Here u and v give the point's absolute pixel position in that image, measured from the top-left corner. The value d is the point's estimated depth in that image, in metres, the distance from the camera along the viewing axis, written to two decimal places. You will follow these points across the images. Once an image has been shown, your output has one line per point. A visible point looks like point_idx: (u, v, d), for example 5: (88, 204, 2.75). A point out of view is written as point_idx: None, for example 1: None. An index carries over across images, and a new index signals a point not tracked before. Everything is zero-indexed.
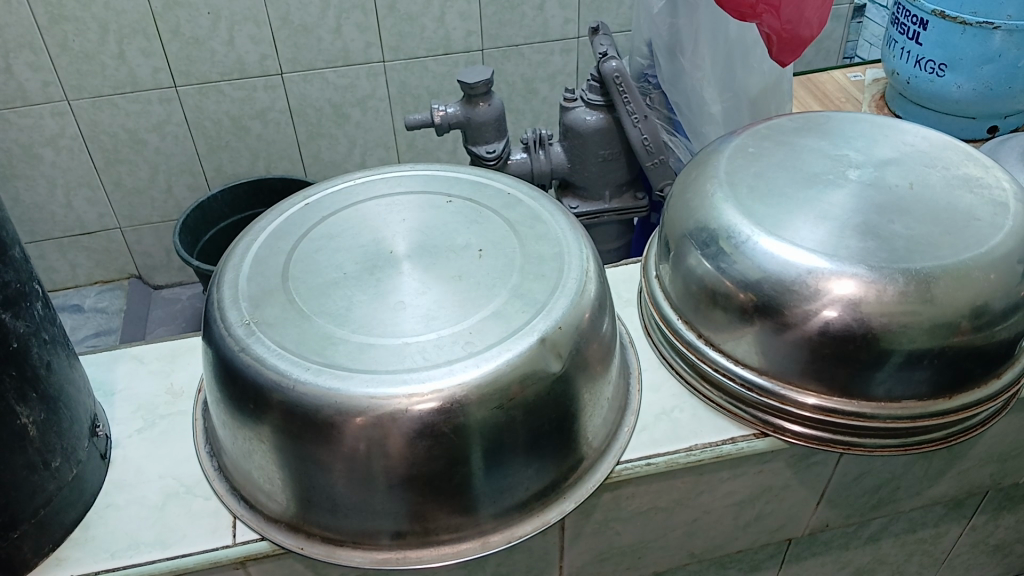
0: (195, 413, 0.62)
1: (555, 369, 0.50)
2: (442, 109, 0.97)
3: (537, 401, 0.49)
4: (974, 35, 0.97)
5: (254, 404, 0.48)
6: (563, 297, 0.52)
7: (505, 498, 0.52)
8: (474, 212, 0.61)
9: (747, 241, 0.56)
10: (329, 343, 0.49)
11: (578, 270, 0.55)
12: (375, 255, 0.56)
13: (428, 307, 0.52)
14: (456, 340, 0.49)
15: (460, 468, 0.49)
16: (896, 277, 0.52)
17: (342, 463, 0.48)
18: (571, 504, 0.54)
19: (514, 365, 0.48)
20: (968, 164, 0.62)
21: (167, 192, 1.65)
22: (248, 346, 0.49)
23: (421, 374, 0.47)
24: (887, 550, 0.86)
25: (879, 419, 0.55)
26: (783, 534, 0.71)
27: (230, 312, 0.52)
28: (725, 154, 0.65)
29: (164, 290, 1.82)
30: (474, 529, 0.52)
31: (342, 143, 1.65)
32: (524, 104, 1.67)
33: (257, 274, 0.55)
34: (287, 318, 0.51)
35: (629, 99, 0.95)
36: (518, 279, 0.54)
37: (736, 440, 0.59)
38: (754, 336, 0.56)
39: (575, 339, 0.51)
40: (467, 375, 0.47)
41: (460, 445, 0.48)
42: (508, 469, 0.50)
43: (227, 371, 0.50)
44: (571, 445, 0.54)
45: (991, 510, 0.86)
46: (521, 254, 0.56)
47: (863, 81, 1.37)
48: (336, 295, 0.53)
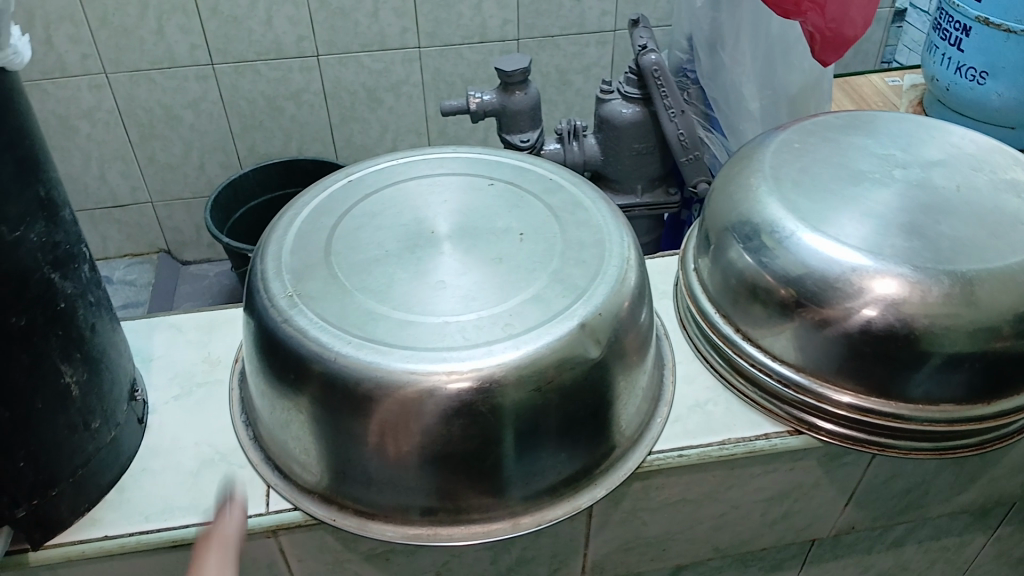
0: (232, 383, 0.62)
1: (594, 355, 0.50)
2: (479, 96, 0.98)
3: (574, 386, 0.49)
4: (1018, 43, 0.96)
5: (294, 380, 0.49)
6: (603, 284, 0.52)
7: (536, 480, 0.52)
8: (515, 196, 0.61)
9: (790, 237, 0.56)
10: (370, 319, 0.49)
11: (619, 258, 0.55)
12: (416, 234, 0.56)
13: (468, 287, 0.52)
14: (496, 320, 0.50)
15: (493, 448, 0.49)
16: (942, 278, 0.52)
17: (377, 440, 0.48)
18: (602, 490, 0.54)
19: (552, 349, 0.48)
20: (1017, 167, 0.61)
21: (199, 168, 1.67)
22: (289, 317, 0.50)
23: (459, 354, 0.47)
24: (910, 556, 0.85)
25: (916, 421, 0.55)
26: (808, 534, 0.71)
27: (273, 284, 0.52)
28: (770, 149, 0.64)
29: (191, 265, 1.83)
30: (504, 509, 0.52)
31: (375, 128, 1.66)
32: (558, 95, 1.67)
33: (300, 247, 0.56)
34: (329, 292, 0.51)
35: (666, 93, 0.95)
36: (557, 262, 0.54)
37: (770, 436, 0.59)
38: (792, 332, 0.56)
39: (614, 326, 0.51)
40: (505, 355, 0.47)
41: (495, 425, 0.48)
42: (541, 451, 0.51)
43: (267, 344, 0.51)
44: (604, 431, 0.54)
45: (1018, 521, 0.85)
46: (561, 240, 0.56)
47: (901, 87, 1.37)
48: (377, 272, 0.53)
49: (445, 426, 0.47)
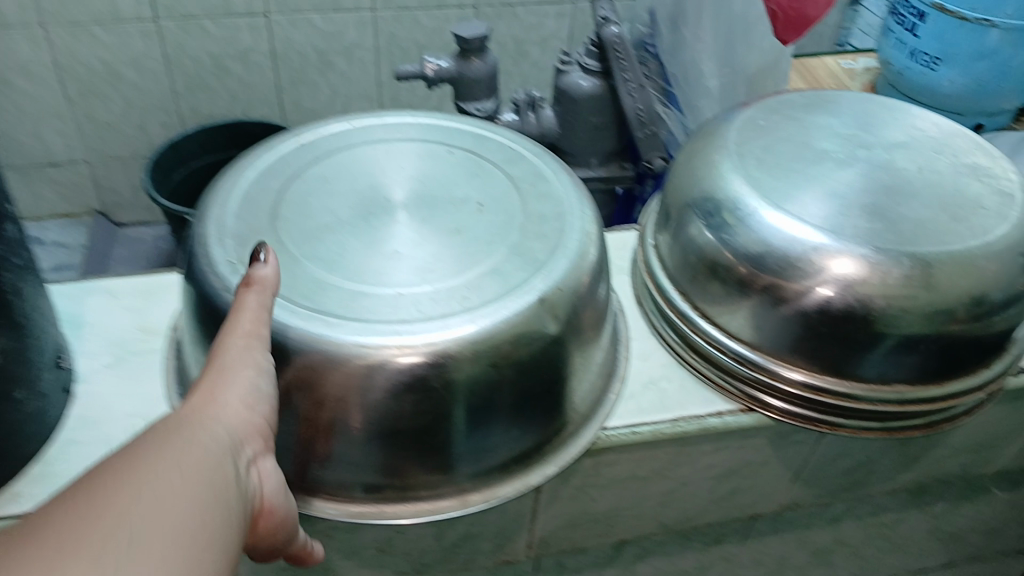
0: (167, 353, 0.60)
1: (552, 331, 0.49)
2: (435, 62, 0.94)
3: (530, 361, 0.48)
4: (971, 30, 0.97)
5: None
6: (563, 258, 0.51)
7: (486, 457, 0.50)
8: (474, 165, 0.59)
9: (751, 214, 0.55)
10: (319, 289, 0.47)
11: (580, 232, 0.53)
12: (370, 201, 0.54)
13: (424, 259, 0.50)
14: (452, 294, 0.48)
15: (443, 424, 0.47)
16: (902, 261, 0.51)
17: (320, 416, 0.46)
18: (553, 468, 0.53)
19: (509, 324, 0.47)
20: (977, 152, 0.61)
21: (140, 128, 1.60)
22: (232, 285, 0.47)
23: (412, 328, 0.46)
24: (849, 532, 0.87)
25: (870, 401, 0.55)
26: (753, 510, 0.71)
27: (216, 248, 0.50)
28: (734, 126, 0.63)
29: (128, 228, 1.77)
30: (453, 486, 0.50)
31: (324, 91, 1.61)
32: (513, 65, 1.64)
33: (245, 211, 0.53)
34: (275, 260, 0.49)
35: (626, 67, 0.94)
36: (517, 234, 0.53)
37: (723, 414, 0.58)
38: (750, 310, 0.56)
39: (573, 302, 0.50)
40: (460, 330, 0.46)
41: (446, 401, 0.46)
42: (492, 429, 0.49)
43: (207, 313, 0.48)
44: (558, 408, 0.52)
45: (953, 500, 0.87)
46: (521, 212, 0.55)
47: (855, 69, 1.39)
48: (328, 240, 0.51)
49: (393, 402, 0.45)
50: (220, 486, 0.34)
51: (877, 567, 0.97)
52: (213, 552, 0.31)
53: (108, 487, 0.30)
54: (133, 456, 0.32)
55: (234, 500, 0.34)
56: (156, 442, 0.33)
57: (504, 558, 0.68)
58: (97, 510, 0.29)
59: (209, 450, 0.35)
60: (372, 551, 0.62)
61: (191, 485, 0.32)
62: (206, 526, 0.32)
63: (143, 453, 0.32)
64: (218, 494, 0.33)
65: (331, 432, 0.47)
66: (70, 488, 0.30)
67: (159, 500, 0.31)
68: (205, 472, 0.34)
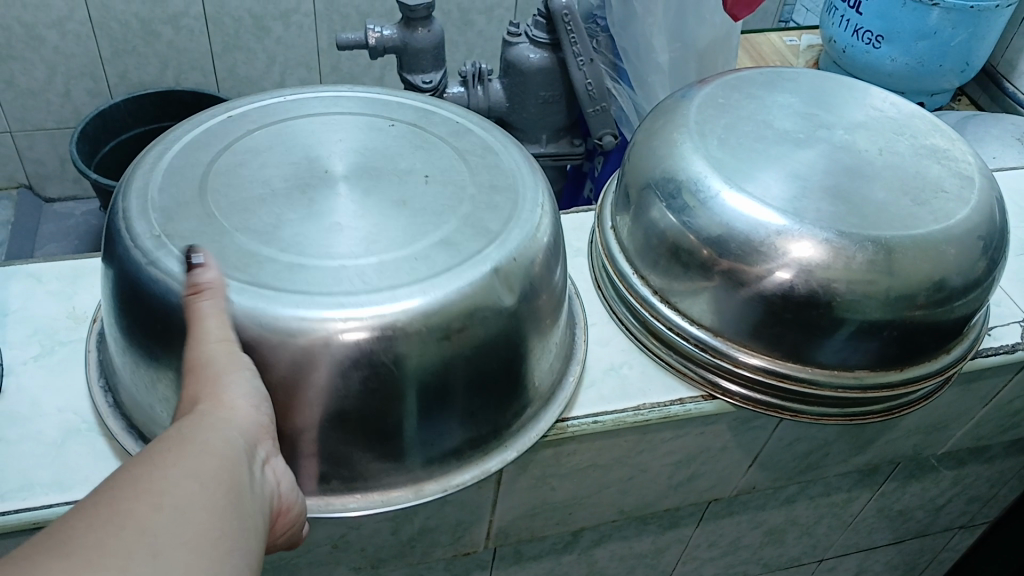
0: (90, 339, 0.55)
1: (507, 303, 0.47)
2: (378, 30, 0.91)
3: (486, 335, 0.46)
4: (913, 10, 1.08)
5: (166, 326, 0.43)
6: (517, 229, 0.49)
7: (440, 443, 0.48)
8: (419, 137, 0.56)
9: (713, 197, 0.53)
10: (253, 261, 0.44)
11: (533, 205, 0.51)
12: (309, 172, 0.50)
13: (368, 229, 0.47)
14: (400, 263, 0.45)
15: (394, 406, 0.45)
16: (865, 245, 0.50)
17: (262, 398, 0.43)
18: (513, 453, 0.51)
19: (463, 295, 0.44)
20: (936, 134, 0.61)
21: (66, 95, 1.52)
22: (155, 260, 0.44)
23: (357, 300, 0.43)
24: (800, 512, 0.88)
25: (831, 387, 0.55)
26: (710, 495, 0.71)
27: (138, 223, 0.46)
28: (694, 104, 0.61)
29: (56, 202, 1.68)
30: (406, 475, 0.48)
31: (261, 59, 1.55)
32: (458, 35, 1.60)
33: (171, 184, 0.49)
34: (203, 231, 0.45)
35: (576, 39, 0.91)
36: (469, 204, 0.50)
37: (684, 401, 0.57)
38: (711, 294, 0.54)
39: (528, 273, 0.48)
40: (410, 303, 0.43)
41: (396, 381, 0.44)
42: (446, 415, 0.47)
43: (132, 291, 0.45)
44: (517, 390, 0.50)
45: (902, 478, 0.88)
46: (471, 183, 0.52)
47: (798, 46, 1.41)
48: (262, 212, 0.47)
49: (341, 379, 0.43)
50: (236, 498, 0.34)
51: (826, 544, 0.99)
52: (225, 569, 0.31)
53: (129, 507, 0.30)
54: (150, 475, 0.32)
55: (251, 509, 0.35)
56: (170, 455, 0.33)
57: (462, 549, 0.67)
58: (121, 531, 0.29)
59: (223, 458, 0.35)
60: (327, 548, 0.60)
61: (207, 502, 0.32)
62: (219, 544, 0.32)
63: (161, 472, 0.32)
64: (235, 506, 0.34)
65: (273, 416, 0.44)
66: (89, 506, 0.30)
67: (177, 521, 0.31)
68: (217, 488, 0.33)
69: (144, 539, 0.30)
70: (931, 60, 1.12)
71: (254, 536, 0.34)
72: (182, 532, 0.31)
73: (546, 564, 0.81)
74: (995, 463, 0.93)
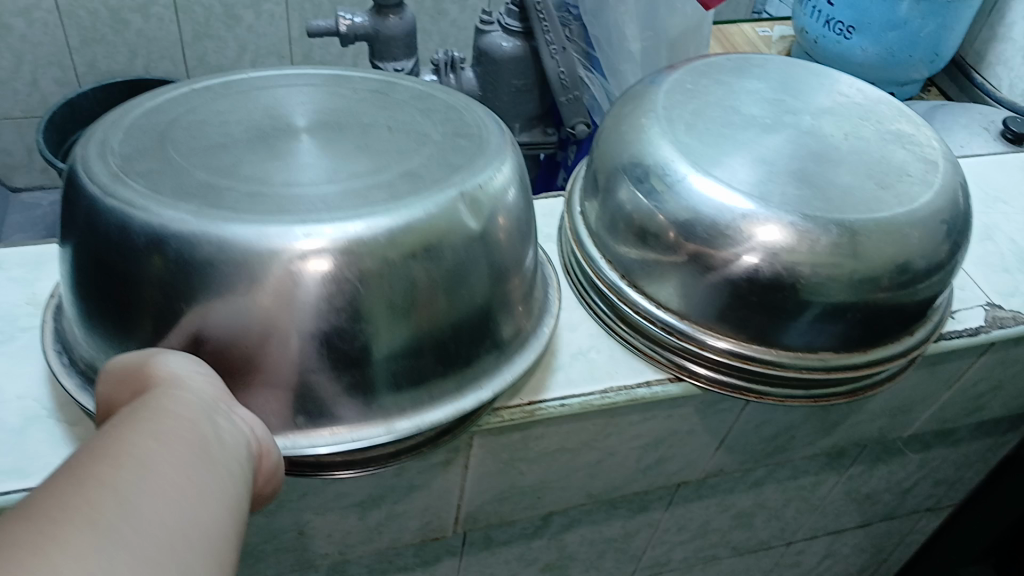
0: (45, 315, 0.53)
1: (473, 227, 0.46)
2: (349, 17, 0.90)
3: (452, 257, 0.45)
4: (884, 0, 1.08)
5: (120, 263, 0.41)
6: (481, 166, 0.48)
7: (411, 372, 0.45)
8: (382, 100, 0.55)
9: (681, 181, 0.54)
10: (212, 190, 0.43)
11: (497, 151, 0.51)
12: (271, 128, 0.50)
13: (330, 169, 0.46)
14: (363, 192, 0.44)
15: (361, 326, 0.43)
16: (830, 228, 0.51)
17: (220, 335, 0.41)
18: (487, 392, 0.48)
19: (428, 216, 0.43)
20: (901, 119, 0.61)
21: (32, 85, 1.49)
22: (113, 190, 0.42)
23: (319, 220, 0.41)
24: (769, 495, 0.89)
25: (795, 369, 0.55)
26: (679, 478, 0.71)
27: (95, 164, 0.44)
28: (662, 89, 0.61)
29: (23, 193, 1.66)
30: (376, 411, 0.45)
31: (231, 47, 1.53)
32: (432, 24, 1.59)
33: (129, 137, 0.48)
34: (162, 170, 0.44)
35: (548, 28, 0.91)
36: (431, 151, 0.49)
37: (651, 383, 0.57)
38: (678, 278, 0.55)
39: (493, 204, 0.47)
40: (373, 219, 0.42)
41: (361, 309, 0.42)
42: (417, 344, 0.45)
43: (89, 236, 0.43)
44: (489, 326, 0.49)
45: (869, 461, 0.89)
46: (435, 133, 0.52)
47: (770, 37, 1.42)
48: (223, 156, 0.46)
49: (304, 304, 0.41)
50: (201, 452, 0.33)
51: (795, 527, 1.00)
52: (197, 517, 0.31)
53: (88, 471, 0.30)
54: (111, 440, 0.32)
55: (218, 462, 0.34)
56: (126, 423, 0.33)
57: (431, 534, 0.67)
58: (84, 487, 0.29)
59: (184, 416, 0.34)
60: (294, 534, 0.60)
61: (168, 457, 0.32)
62: (188, 494, 0.31)
63: (122, 436, 0.32)
64: (202, 458, 0.33)
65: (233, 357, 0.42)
66: (48, 480, 0.30)
67: (137, 478, 0.30)
68: (183, 443, 0.33)
69: (106, 493, 0.29)
70: (901, 51, 1.14)
71: (225, 487, 0.33)
72: (144, 487, 0.30)
73: (517, 550, 0.82)
74: (961, 446, 0.95)
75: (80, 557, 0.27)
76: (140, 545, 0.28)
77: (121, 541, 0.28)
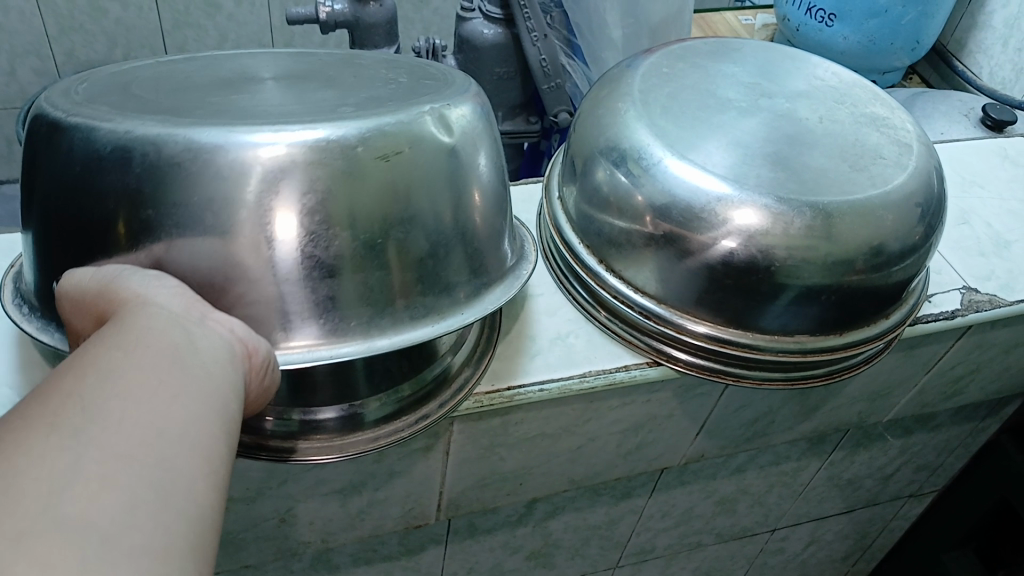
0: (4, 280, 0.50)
1: (448, 142, 0.44)
2: (328, 5, 0.88)
3: (428, 169, 0.43)
4: None
5: (83, 181, 0.39)
6: (450, 92, 0.47)
7: (390, 288, 0.42)
8: (349, 57, 0.54)
9: (657, 164, 0.54)
10: (175, 111, 0.41)
11: (466, 86, 0.50)
12: (237, 77, 0.48)
13: (297, 99, 0.44)
14: (331, 110, 0.43)
15: (335, 233, 0.40)
16: (803, 211, 0.51)
17: (185, 255, 0.39)
18: (472, 316, 0.45)
19: (401, 122, 0.42)
20: (876, 103, 0.61)
21: (9, 74, 1.48)
22: (75, 112, 0.40)
23: (289, 124, 0.40)
24: (751, 481, 0.89)
25: (771, 352, 0.56)
26: (660, 463, 0.72)
27: (55, 102, 0.42)
28: (638, 74, 0.61)
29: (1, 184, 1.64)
30: (353, 331, 0.42)
31: (211, 37, 1.51)
32: (414, 13, 1.58)
33: (89, 86, 0.45)
34: (122, 102, 0.42)
35: (530, 15, 0.90)
36: (399, 87, 0.48)
37: (629, 368, 0.57)
38: (655, 262, 0.55)
39: (466, 124, 0.46)
40: (345, 123, 0.40)
41: (334, 212, 0.40)
42: (395, 258, 0.42)
43: (54, 173, 0.40)
44: (476, 249, 0.47)
45: (849, 447, 0.90)
46: (403, 76, 0.51)
47: (753, 26, 1.42)
48: (186, 93, 0.44)
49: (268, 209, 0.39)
50: (172, 360, 0.33)
51: (777, 513, 1.01)
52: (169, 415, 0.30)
53: (52, 391, 0.29)
54: (77, 359, 0.31)
55: (193, 367, 0.33)
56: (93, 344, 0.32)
57: (413, 521, 0.67)
58: (46, 403, 0.29)
59: (154, 328, 0.33)
60: (274, 522, 0.60)
61: (135, 367, 0.31)
62: (159, 394, 0.31)
63: (87, 353, 0.32)
64: (173, 363, 0.33)
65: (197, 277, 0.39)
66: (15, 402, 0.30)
67: (100, 390, 0.30)
68: (150, 350, 0.32)
69: (69, 409, 0.29)
70: (882, 38, 1.15)
71: (204, 390, 0.32)
72: (112, 397, 0.30)
73: (501, 537, 0.82)
74: (941, 431, 0.96)
75: (42, 465, 0.26)
76: (106, 444, 0.28)
77: (88, 447, 0.28)
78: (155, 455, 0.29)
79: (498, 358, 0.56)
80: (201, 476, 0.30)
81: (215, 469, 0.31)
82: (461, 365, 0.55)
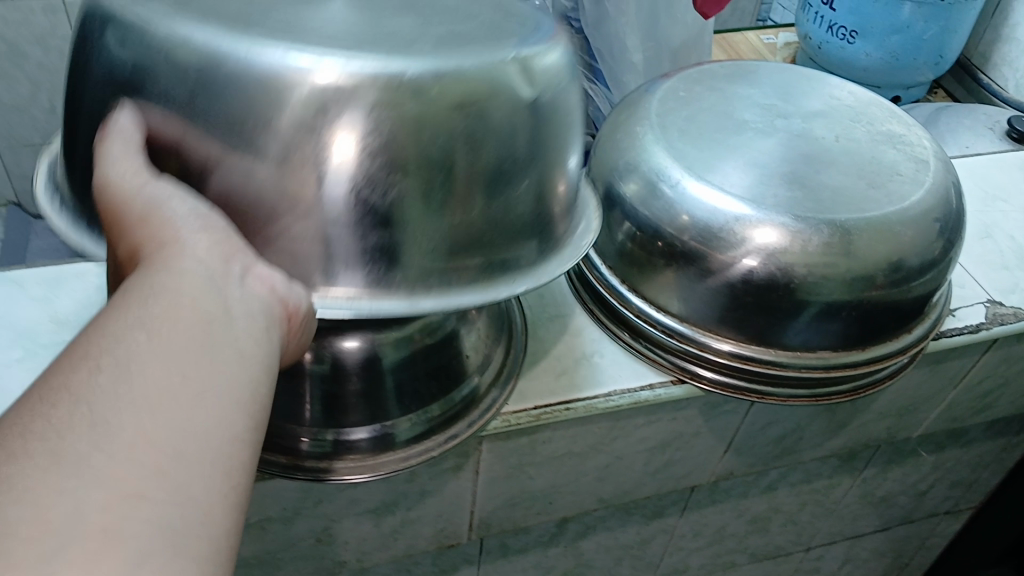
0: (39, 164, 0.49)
1: (525, 95, 0.41)
2: None
3: (500, 123, 0.40)
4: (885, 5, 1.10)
5: (135, 82, 0.38)
6: (530, 38, 0.44)
7: (444, 241, 0.41)
8: None
9: (676, 187, 0.55)
10: (242, 16, 0.39)
11: (548, 30, 0.46)
12: None
13: (377, 14, 0.42)
14: (409, 37, 0.40)
15: (395, 176, 0.38)
16: (820, 229, 0.52)
17: (236, 176, 0.38)
18: (524, 286, 0.43)
19: (475, 67, 0.39)
20: (892, 120, 0.62)
21: (51, 111, 1.55)
22: (133, 10, 0.39)
23: (356, 54, 0.37)
24: (783, 499, 0.89)
25: (794, 369, 0.56)
26: (689, 481, 0.72)
27: None
28: (656, 97, 0.63)
29: None
30: (399, 284, 0.40)
31: None
32: None
33: None
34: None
35: None
36: (485, 19, 0.44)
37: (654, 386, 0.58)
38: (677, 281, 0.56)
39: (545, 79, 0.43)
40: (416, 58, 0.38)
41: (396, 155, 0.38)
42: (453, 212, 0.41)
43: (106, 70, 0.40)
44: (534, 216, 0.45)
45: (881, 463, 0.89)
46: (487, 5, 0.47)
47: (775, 44, 1.43)
48: None
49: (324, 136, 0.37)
50: (202, 336, 0.31)
51: (811, 532, 1.00)
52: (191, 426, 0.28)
53: (62, 385, 0.27)
54: (95, 337, 0.29)
55: (225, 342, 0.32)
56: (120, 302, 0.31)
57: (445, 541, 0.68)
58: (54, 406, 0.27)
59: (186, 291, 0.32)
60: (310, 542, 0.61)
61: (163, 346, 0.30)
62: (180, 399, 0.29)
63: (107, 331, 0.29)
64: (200, 352, 0.30)
65: (242, 192, 0.38)
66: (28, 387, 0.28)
67: (112, 397, 0.27)
68: (177, 334, 0.30)
69: (76, 420, 0.26)
70: (905, 54, 1.15)
71: (236, 374, 0.31)
72: (137, 384, 0.28)
73: (533, 557, 0.83)
74: (974, 447, 0.95)
75: (46, 503, 0.24)
76: (116, 472, 0.26)
77: (99, 467, 0.26)
78: (179, 455, 0.28)
79: (525, 378, 0.57)
80: (228, 470, 0.29)
81: (237, 479, 0.29)
82: (488, 385, 0.56)
